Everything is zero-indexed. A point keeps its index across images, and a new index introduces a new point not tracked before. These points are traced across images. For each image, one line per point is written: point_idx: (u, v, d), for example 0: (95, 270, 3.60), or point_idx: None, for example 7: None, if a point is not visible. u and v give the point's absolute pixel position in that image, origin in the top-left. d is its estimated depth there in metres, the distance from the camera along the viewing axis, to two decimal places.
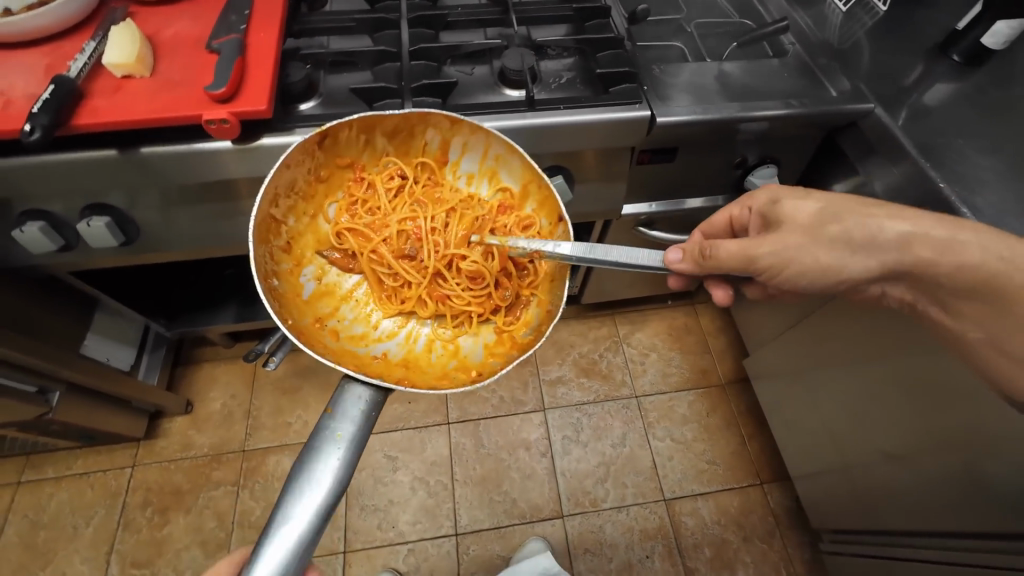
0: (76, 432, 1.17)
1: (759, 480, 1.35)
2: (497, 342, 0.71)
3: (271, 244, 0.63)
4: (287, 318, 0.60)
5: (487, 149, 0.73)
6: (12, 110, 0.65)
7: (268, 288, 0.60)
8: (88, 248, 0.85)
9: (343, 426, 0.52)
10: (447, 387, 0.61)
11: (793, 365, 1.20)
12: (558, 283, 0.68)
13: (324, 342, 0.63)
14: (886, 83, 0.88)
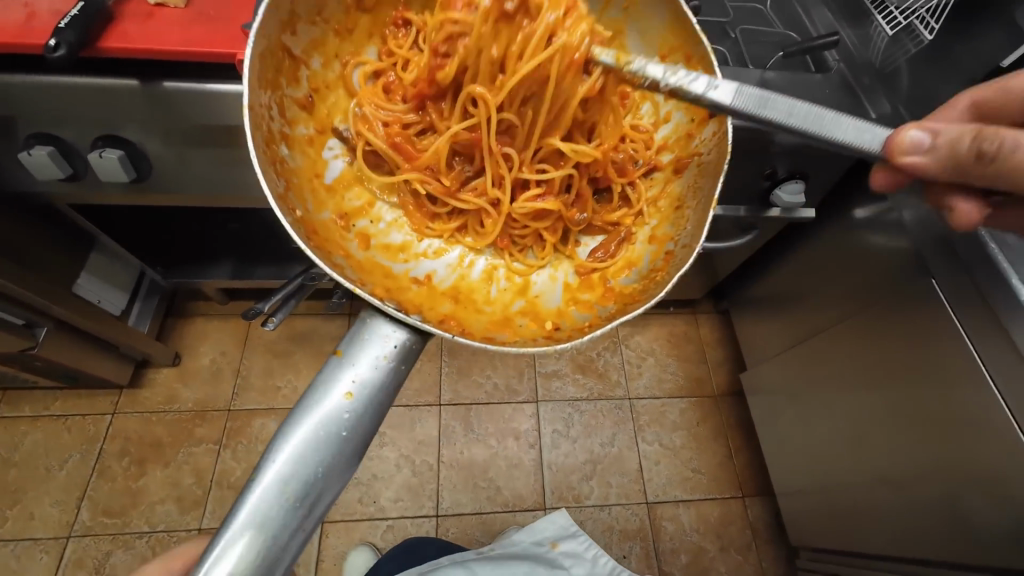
0: (58, 372, 1.13)
1: (741, 493, 1.36)
2: (580, 284, 0.63)
3: (282, 92, 0.53)
4: (296, 209, 0.50)
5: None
6: (35, 22, 0.62)
7: (272, 156, 0.49)
8: (96, 182, 0.81)
9: (352, 375, 0.44)
10: (510, 342, 0.53)
11: (791, 383, 1.21)
12: (675, 236, 0.57)
13: (345, 248, 0.55)
14: (924, 112, 0.88)
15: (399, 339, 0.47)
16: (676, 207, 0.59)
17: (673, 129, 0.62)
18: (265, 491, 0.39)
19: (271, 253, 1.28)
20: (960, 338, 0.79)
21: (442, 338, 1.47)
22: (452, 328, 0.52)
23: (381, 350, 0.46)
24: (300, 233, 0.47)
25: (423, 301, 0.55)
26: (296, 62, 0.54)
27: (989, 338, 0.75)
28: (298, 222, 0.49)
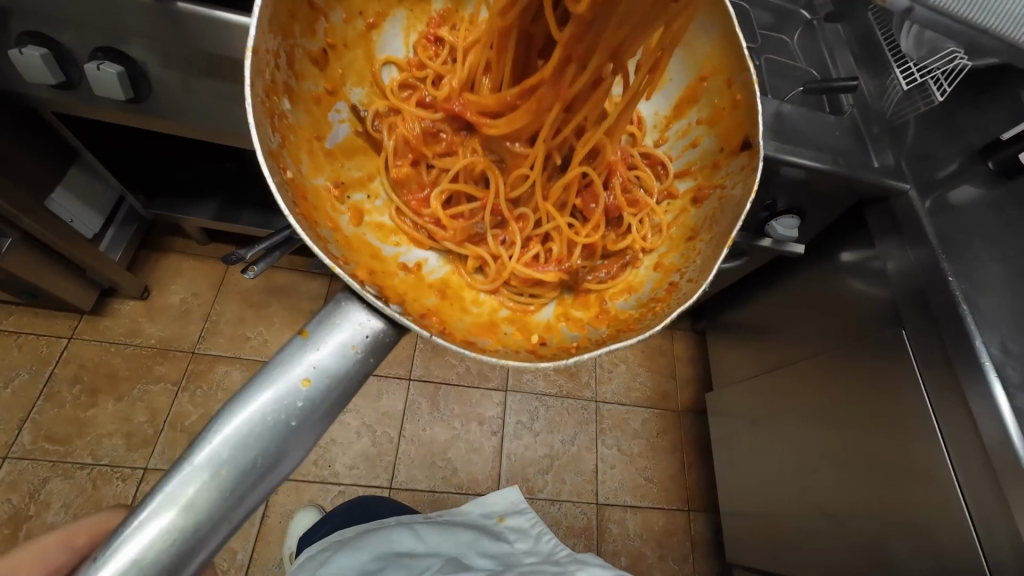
0: (17, 287, 1.08)
1: (687, 506, 1.40)
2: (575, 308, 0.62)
3: (296, 40, 0.48)
4: (286, 168, 0.46)
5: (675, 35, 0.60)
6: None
7: (271, 107, 0.45)
8: (89, 94, 0.77)
9: (313, 358, 0.41)
10: (493, 348, 0.51)
11: (752, 409, 1.25)
12: (681, 267, 0.56)
13: (332, 220, 0.51)
14: (919, 169, 0.91)
15: (370, 326, 0.43)
16: (688, 239, 0.58)
17: (701, 154, 0.61)
18: (197, 467, 0.37)
19: (260, 200, 1.24)
20: (918, 389, 0.84)
21: None
22: (432, 325, 0.49)
23: (349, 335, 0.43)
24: (285, 196, 0.43)
25: (409, 290, 0.53)
26: (315, 12, 0.50)
27: (943, 394, 0.79)
28: (286, 182, 0.45)
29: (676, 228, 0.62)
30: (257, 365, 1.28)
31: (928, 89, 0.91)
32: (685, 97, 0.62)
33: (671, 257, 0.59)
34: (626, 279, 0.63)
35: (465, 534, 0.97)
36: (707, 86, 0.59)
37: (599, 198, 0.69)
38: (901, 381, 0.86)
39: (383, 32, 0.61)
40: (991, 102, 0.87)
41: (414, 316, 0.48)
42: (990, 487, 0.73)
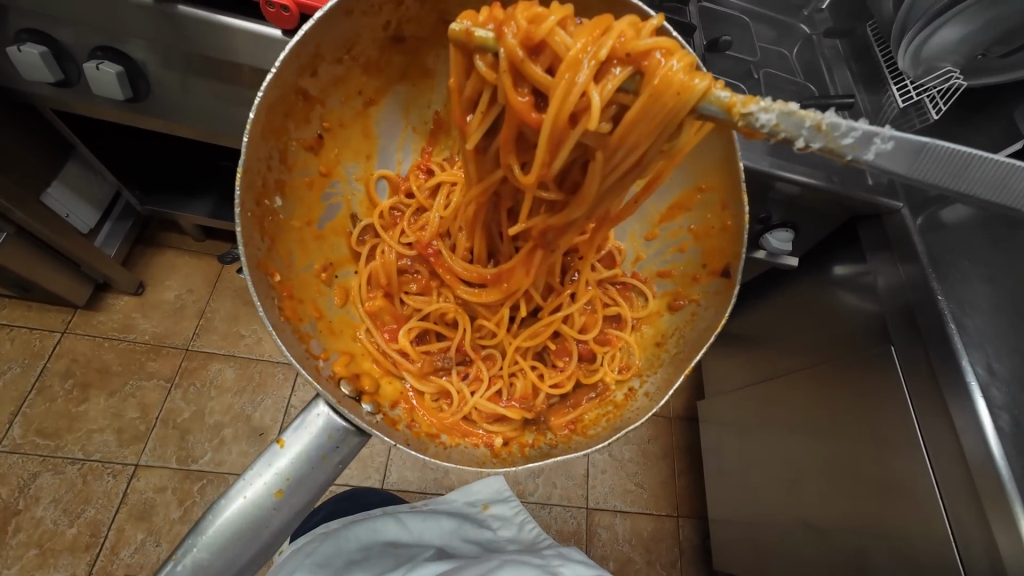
0: (11, 280, 1.08)
1: (676, 513, 1.41)
2: (531, 435, 0.69)
3: (287, 136, 0.55)
4: (276, 271, 0.56)
5: None
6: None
7: (262, 212, 0.54)
8: (87, 92, 0.77)
9: (285, 468, 0.47)
10: (461, 450, 0.64)
11: (742, 419, 1.27)
12: (643, 374, 0.69)
13: (318, 310, 0.63)
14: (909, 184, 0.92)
15: (338, 433, 0.49)
16: (659, 343, 0.70)
17: (687, 261, 0.68)
18: (182, 565, 0.43)
19: None
20: (904, 405, 0.85)
21: None
22: (414, 431, 0.62)
23: (322, 442, 0.49)
24: (267, 297, 0.53)
25: (389, 395, 0.66)
26: (311, 103, 0.57)
27: (928, 412, 0.81)
28: (273, 286, 0.55)
29: (649, 329, 0.73)
30: (250, 363, 1.28)
31: (923, 106, 0.93)
32: (679, 200, 0.67)
33: (636, 379, 0.69)
34: (589, 409, 0.70)
35: (448, 522, 0.97)
36: (701, 196, 0.63)
37: (570, 346, 0.78)
38: (888, 396, 0.87)
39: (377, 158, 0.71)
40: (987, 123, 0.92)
41: (386, 418, 0.60)
42: (970, 505, 0.74)
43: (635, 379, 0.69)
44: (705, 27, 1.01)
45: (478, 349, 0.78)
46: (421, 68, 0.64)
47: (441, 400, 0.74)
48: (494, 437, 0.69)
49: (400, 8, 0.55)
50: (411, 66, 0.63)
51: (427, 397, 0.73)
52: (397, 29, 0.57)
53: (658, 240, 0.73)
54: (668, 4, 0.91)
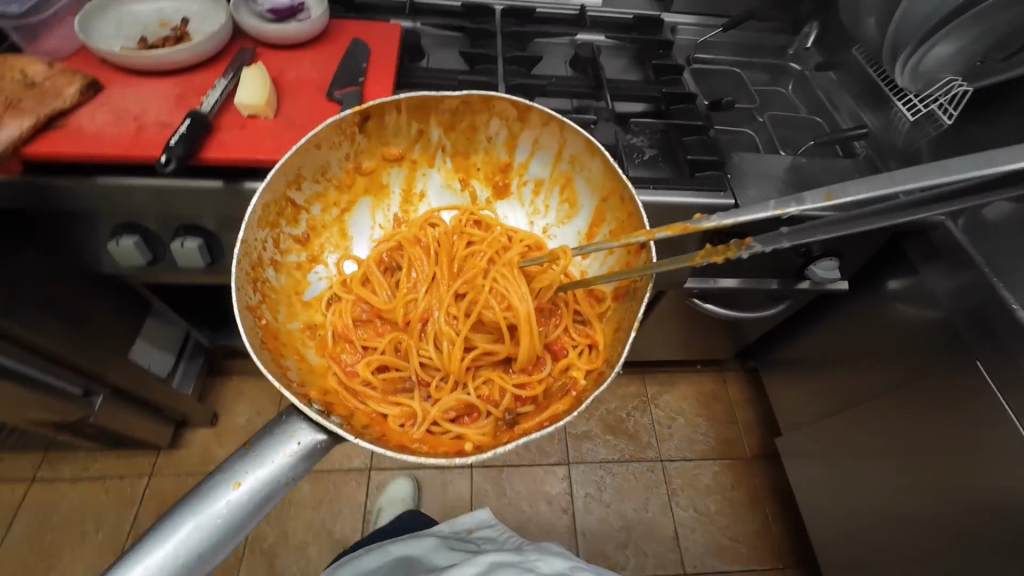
0: (105, 435, 1.16)
1: (781, 565, 1.31)
2: (496, 438, 0.59)
3: (280, 229, 0.59)
4: (263, 317, 0.54)
5: (561, 150, 0.65)
6: (156, 135, 0.67)
7: (256, 274, 0.55)
8: (171, 265, 0.86)
9: (247, 465, 0.41)
10: (419, 451, 0.53)
11: (828, 453, 1.19)
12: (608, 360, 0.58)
13: (301, 355, 0.59)
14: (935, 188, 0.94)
15: (312, 441, 0.44)
16: (618, 330, 0.59)
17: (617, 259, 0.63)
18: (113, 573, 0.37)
19: None
20: (1009, 421, 0.79)
21: None
22: (377, 439, 0.52)
23: (292, 449, 0.43)
24: (255, 337, 0.50)
25: (364, 421, 0.57)
26: (298, 208, 0.62)
27: None
28: (261, 328, 0.53)
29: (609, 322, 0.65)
30: (324, 474, 1.31)
31: (933, 114, 0.99)
32: (594, 219, 0.66)
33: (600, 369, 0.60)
34: (557, 405, 0.60)
35: (430, 540, 0.93)
36: (608, 205, 0.63)
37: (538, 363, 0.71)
38: (986, 413, 0.82)
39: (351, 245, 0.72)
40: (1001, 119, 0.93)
41: (350, 426, 0.50)
42: None
43: (598, 371, 0.60)
44: (704, 86, 1.07)
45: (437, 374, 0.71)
46: (379, 182, 0.70)
47: (407, 424, 0.63)
48: (465, 445, 0.58)
49: (355, 140, 0.62)
50: (371, 182, 0.69)
51: (390, 420, 0.62)
52: (356, 158, 0.65)
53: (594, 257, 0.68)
54: (664, 78, 0.98)
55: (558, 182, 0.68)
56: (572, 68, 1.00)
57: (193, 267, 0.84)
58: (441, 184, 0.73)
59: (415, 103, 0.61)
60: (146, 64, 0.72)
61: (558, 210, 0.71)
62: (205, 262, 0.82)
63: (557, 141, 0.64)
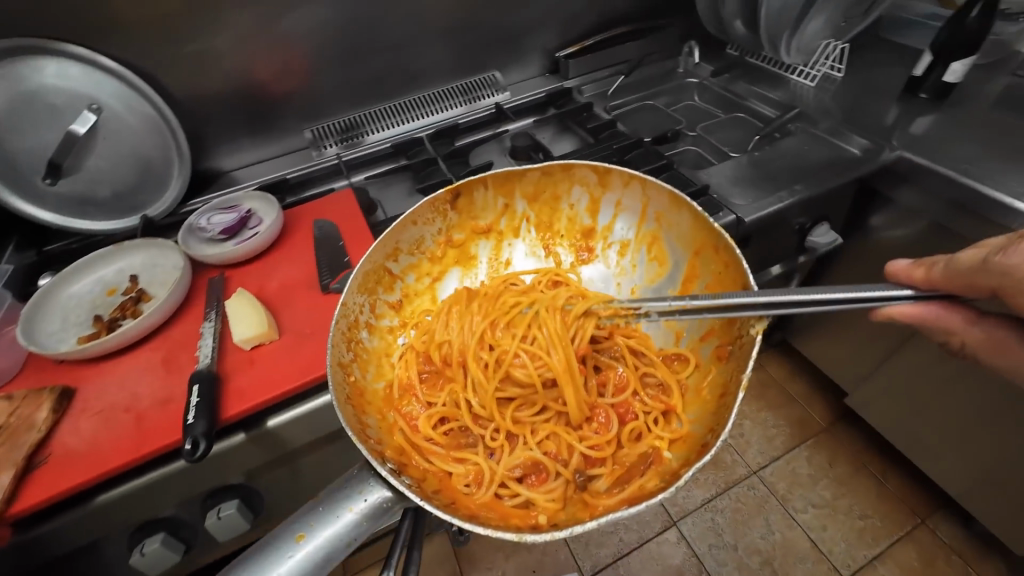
0: None
1: (921, 519, 1.25)
2: (573, 516, 0.49)
3: (377, 296, 0.60)
4: (351, 374, 0.53)
5: (646, 209, 0.63)
6: (164, 415, 0.57)
7: (350, 333, 0.55)
8: (209, 542, 0.73)
9: (315, 520, 0.39)
10: (495, 524, 0.45)
11: (901, 393, 1.19)
12: (711, 427, 0.47)
13: (380, 414, 0.55)
14: (873, 127, 0.99)
15: (379, 498, 0.40)
16: (721, 396, 0.49)
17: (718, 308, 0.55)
18: None
19: None
20: None
21: None
22: (449, 505, 0.45)
23: (357, 505, 0.40)
24: (342, 391, 0.48)
25: (435, 483, 0.50)
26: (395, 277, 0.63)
27: None
28: (349, 383, 0.51)
29: (705, 387, 0.54)
30: None
31: (827, 73, 1.12)
32: (687, 275, 0.61)
33: (688, 441, 0.50)
34: (644, 480, 0.50)
35: None
36: (702, 259, 0.58)
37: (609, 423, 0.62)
38: None
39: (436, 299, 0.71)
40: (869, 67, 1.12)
41: (420, 488, 0.44)
42: None
43: (691, 441, 0.50)
44: (635, 126, 1.13)
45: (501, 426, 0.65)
46: (468, 253, 0.71)
47: (473, 484, 0.57)
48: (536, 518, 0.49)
49: (446, 216, 0.65)
50: (461, 253, 0.70)
51: (456, 479, 0.56)
52: (450, 233, 0.67)
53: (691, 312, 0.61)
54: (603, 135, 1.03)
55: (645, 241, 0.65)
56: (517, 159, 1.02)
57: (232, 534, 0.71)
58: (527, 251, 0.74)
59: (502, 177, 0.64)
60: (119, 342, 0.63)
61: (646, 271, 0.66)
62: (248, 522, 0.70)
63: (640, 199, 0.63)
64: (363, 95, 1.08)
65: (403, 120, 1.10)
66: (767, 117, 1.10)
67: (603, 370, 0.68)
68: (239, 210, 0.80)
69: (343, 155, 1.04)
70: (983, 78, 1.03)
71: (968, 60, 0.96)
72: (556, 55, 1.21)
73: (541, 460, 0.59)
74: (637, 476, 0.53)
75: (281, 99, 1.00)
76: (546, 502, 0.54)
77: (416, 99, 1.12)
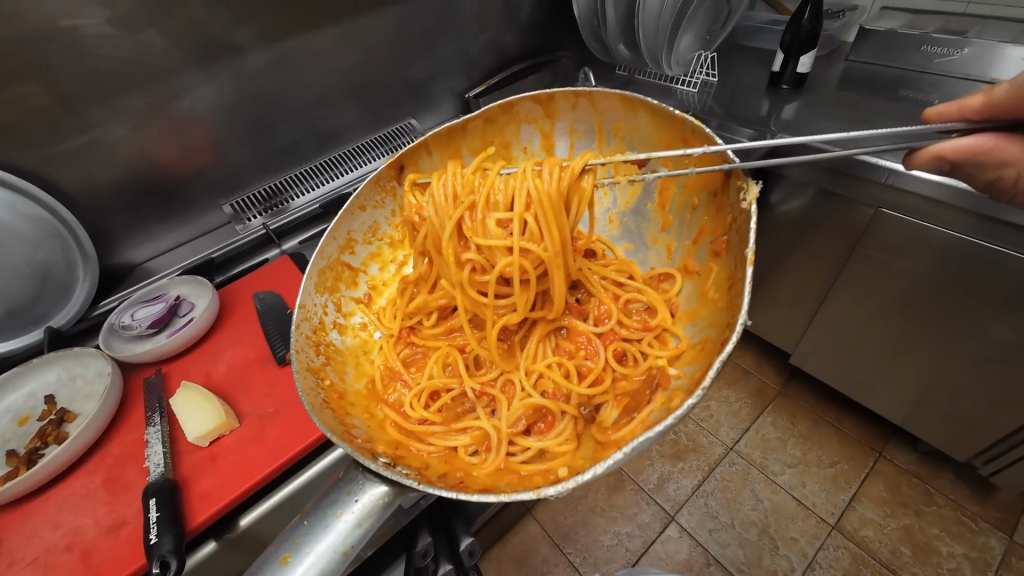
0: None
1: (878, 452, 1.37)
2: (591, 458, 0.56)
3: (340, 291, 0.71)
4: (327, 378, 0.61)
5: (603, 126, 0.70)
6: (118, 543, 0.50)
7: (316, 338, 0.63)
8: None
9: (303, 536, 0.42)
10: (510, 489, 0.51)
11: (835, 343, 1.31)
12: (720, 332, 0.52)
13: (367, 413, 0.63)
14: (752, 118, 1.13)
15: (369, 498, 0.44)
16: (732, 288, 0.52)
17: (706, 212, 0.60)
18: None
19: None
20: (935, 231, 0.96)
21: (549, 532, 1.34)
22: (454, 485, 0.52)
23: (348, 511, 0.43)
24: (317, 395, 0.55)
25: (437, 469, 0.57)
26: (355, 272, 0.74)
27: (955, 217, 0.92)
28: (324, 386, 0.58)
29: (716, 290, 0.57)
30: None
31: (705, 80, 1.26)
32: (662, 183, 0.66)
33: (697, 352, 0.55)
34: (647, 413, 0.55)
35: None
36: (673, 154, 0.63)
37: (596, 350, 0.69)
38: (916, 235, 0.99)
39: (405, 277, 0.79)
40: (736, 70, 1.29)
41: (421, 475, 0.50)
42: None
43: (711, 343, 0.53)
44: None
45: (495, 385, 0.70)
46: None
47: (481, 448, 0.63)
48: (554, 470, 0.56)
49: (395, 194, 0.74)
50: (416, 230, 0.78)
51: (462, 450, 0.62)
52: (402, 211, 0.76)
53: (674, 222, 0.66)
54: None
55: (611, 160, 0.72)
56: None
57: None
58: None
59: (443, 139, 0.72)
60: (45, 474, 0.55)
61: (618, 194, 0.74)
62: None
63: (594, 117, 0.70)
64: (279, 161, 1.05)
65: (326, 179, 1.09)
66: None
67: (585, 304, 0.74)
68: (166, 299, 0.74)
69: (269, 223, 1.00)
70: (825, 67, 1.22)
71: (812, 53, 1.13)
72: (465, 97, 1.27)
73: (542, 405, 0.65)
74: (644, 402, 0.59)
75: (192, 180, 0.95)
76: (558, 447, 0.61)
77: (335, 157, 1.11)
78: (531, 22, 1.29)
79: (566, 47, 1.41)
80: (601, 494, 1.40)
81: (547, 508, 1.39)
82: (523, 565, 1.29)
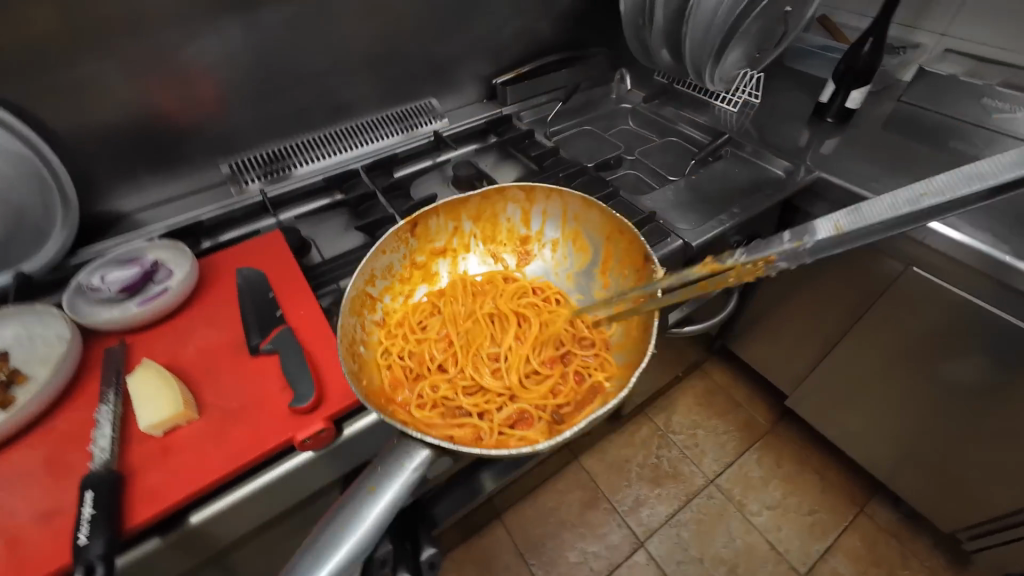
0: None
1: (859, 507, 1.34)
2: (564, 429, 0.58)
3: (364, 317, 0.64)
4: (355, 367, 0.56)
5: (566, 210, 0.74)
6: (47, 534, 0.46)
7: (346, 331, 0.58)
8: None
9: (373, 480, 0.44)
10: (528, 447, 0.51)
11: (836, 392, 1.27)
12: (642, 354, 0.56)
13: (383, 406, 0.58)
14: (788, 148, 1.07)
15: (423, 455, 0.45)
16: (647, 328, 0.58)
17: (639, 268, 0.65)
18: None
19: None
20: (961, 298, 0.90)
21: (516, 541, 1.32)
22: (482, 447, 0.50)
23: (410, 460, 0.45)
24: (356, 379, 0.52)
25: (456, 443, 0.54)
26: (374, 299, 0.68)
27: (981, 285, 0.86)
28: (357, 372, 0.54)
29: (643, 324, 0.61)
30: None
31: (747, 100, 1.20)
32: (606, 258, 0.72)
33: (625, 366, 0.60)
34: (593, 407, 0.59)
35: None
36: (614, 241, 0.70)
37: (564, 377, 0.70)
38: (941, 299, 0.93)
39: (411, 299, 0.75)
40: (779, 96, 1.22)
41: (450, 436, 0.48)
42: None
43: (636, 358, 0.58)
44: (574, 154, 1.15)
45: (486, 405, 0.67)
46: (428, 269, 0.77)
47: (480, 438, 0.61)
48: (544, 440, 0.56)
49: (408, 243, 0.71)
50: (423, 270, 0.76)
51: (463, 440, 0.59)
52: (411, 254, 0.73)
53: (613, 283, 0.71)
54: (548, 163, 1.02)
55: (570, 237, 0.77)
56: (458, 185, 0.99)
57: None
58: (479, 260, 0.81)
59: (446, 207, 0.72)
60: None
61: (574, 261, 0.77)
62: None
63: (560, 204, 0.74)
64: (287, 126, 0.99)
65: (334, 151, 1.03)
66: (699, 141, 1.15)
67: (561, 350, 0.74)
68: (142, 263, 0.69)
69: (267, 190, 0.94)
70: (874, 104, 1.15)
71: (865, 89, 1.06)
72: (492, 82, 1.20)
73: (526, 408, 0.66)
74: (589, 401, 0.63)
75: (191, 133, 0.89)
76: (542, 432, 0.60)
77: (345, 129, 1.05)
78: (569, 13, 1.22)
79: (604, 44, 1.33)
80: (574, 508, 1.37)
81: (517, 516, 1.36)
82: (486, 569, 1.27)
